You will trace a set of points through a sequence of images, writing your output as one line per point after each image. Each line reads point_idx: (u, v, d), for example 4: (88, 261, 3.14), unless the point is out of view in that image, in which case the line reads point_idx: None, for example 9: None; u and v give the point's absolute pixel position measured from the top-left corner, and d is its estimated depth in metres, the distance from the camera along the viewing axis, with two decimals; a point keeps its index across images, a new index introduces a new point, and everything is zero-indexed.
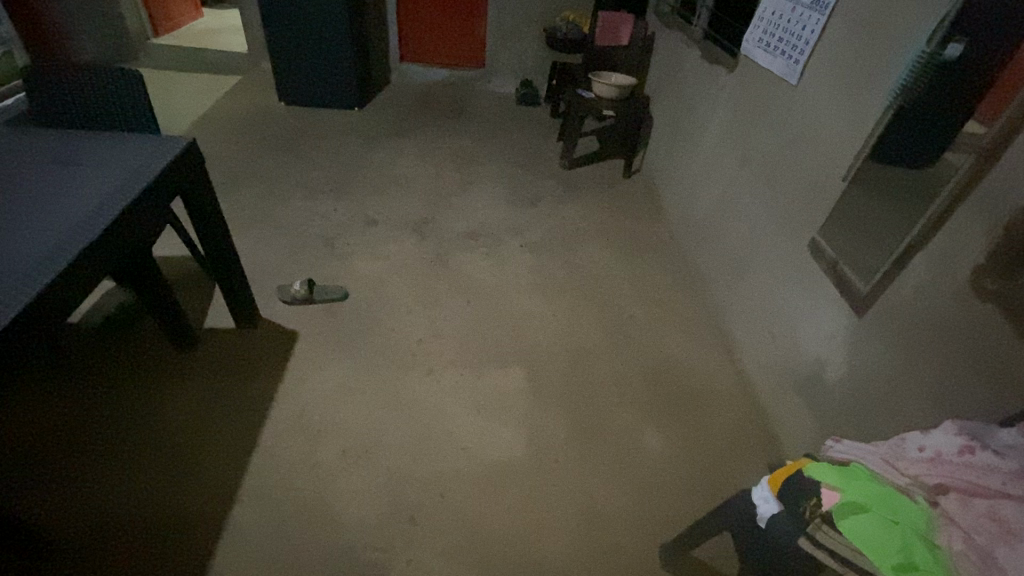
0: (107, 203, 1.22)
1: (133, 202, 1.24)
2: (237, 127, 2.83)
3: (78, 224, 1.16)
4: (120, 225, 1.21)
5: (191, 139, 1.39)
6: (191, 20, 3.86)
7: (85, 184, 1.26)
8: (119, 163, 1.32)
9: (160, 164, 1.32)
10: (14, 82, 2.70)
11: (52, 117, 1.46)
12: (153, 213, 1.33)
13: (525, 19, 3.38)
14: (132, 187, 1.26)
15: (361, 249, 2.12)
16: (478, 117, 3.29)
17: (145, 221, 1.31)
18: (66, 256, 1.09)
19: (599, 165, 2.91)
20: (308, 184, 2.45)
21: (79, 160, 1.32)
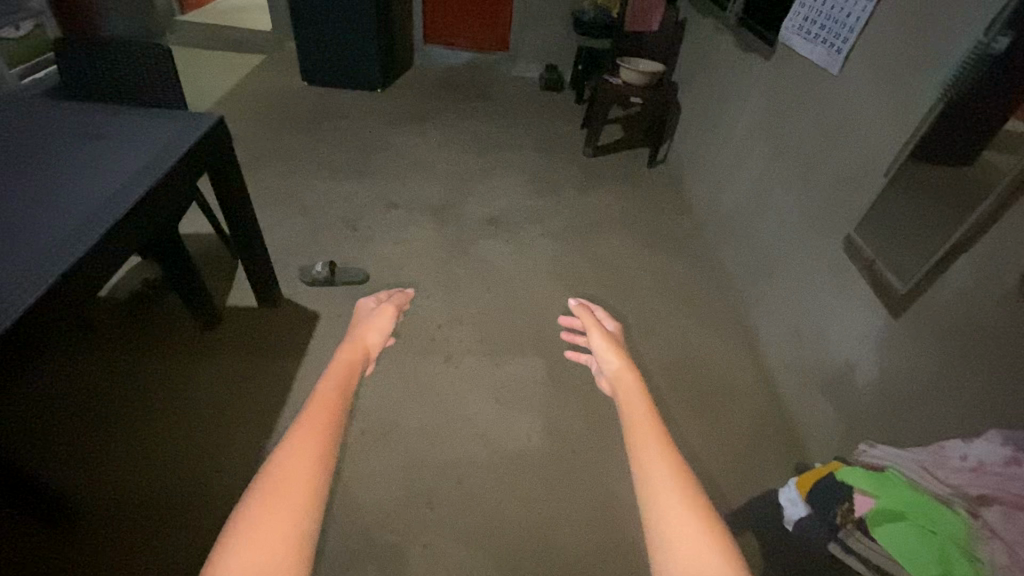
0: (135, 180, 1.22)
1: (159, 177, 1.23)
2: (260, 106, 2.83)
3: (106, 202, 1.16)
4: (147, 201, 1.21)
5: (219, 118, 1.37)
6: None
7: (114, 161, 1.26)
8: (148, 141, 1.31)
9: (186, 143, 1.31)
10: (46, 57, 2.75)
11: (83, 92, 1.47)
12: (178, 189, 1.33)
13: (552, 2, 3.31)
14: (159, 166, 1.25)
15: (382, 232, 2.11)
16: (501, 102, 3.24)
17: (171, 198, 1.31)
18: (95, 231, 1.10)
19: (623, 154, 2.86)
20: (329, 166, 2.45)
21: (108, 136, 1.32)
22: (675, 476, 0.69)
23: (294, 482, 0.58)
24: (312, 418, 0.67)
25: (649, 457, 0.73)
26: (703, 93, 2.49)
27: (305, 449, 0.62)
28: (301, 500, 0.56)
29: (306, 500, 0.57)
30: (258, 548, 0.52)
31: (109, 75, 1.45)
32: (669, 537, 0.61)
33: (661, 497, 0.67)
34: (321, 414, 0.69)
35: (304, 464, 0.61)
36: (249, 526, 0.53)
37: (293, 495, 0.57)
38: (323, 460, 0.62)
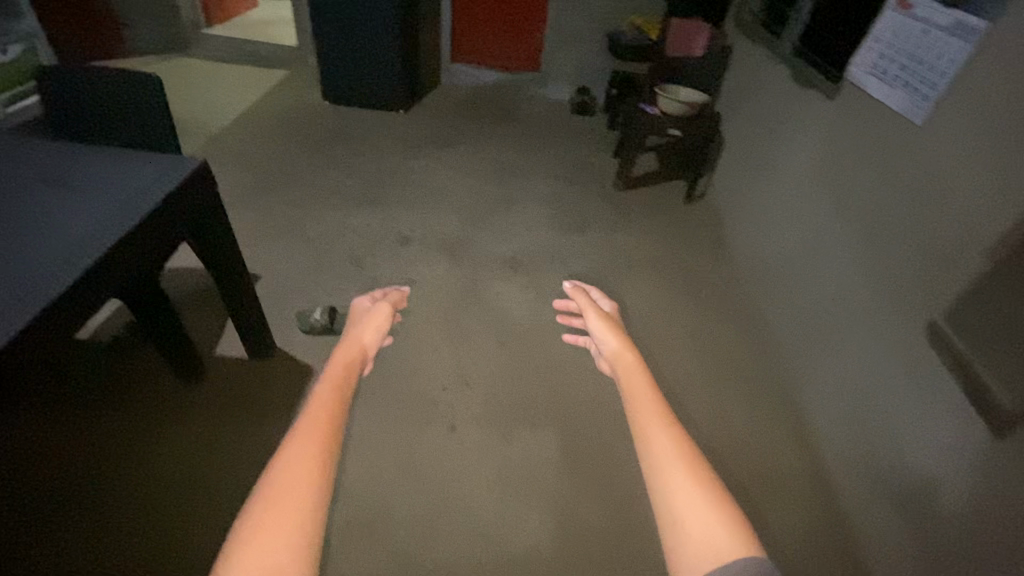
0: (101, 231, 1.06)
1: (134, 225, 1.08)
2: (278, 125, 2.73)
3: (63, 259, 1.00)
4: (119, 252, 1.06)
5: (204, 160, 1.23)
6: (247, 9, 3.74)
7: (79, 210, 1.10)
8: (121, 187, 1.16)
9: (164, 189, 1.16)
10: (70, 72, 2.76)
11: (73, 128, 1.35)
12: (159, 237, 1.17)
13: (586, 22, 3.14)
14: (130, 216, 1.10)
15: (391, 271, 1.94)
16: (527, 125, 3.07)
17: (149, 247, 1.15)
18: (53, 288, 0.95)
19: (657, 188, 2.64)
20: (342, 193, 2.31)
21: (76, 181, 1.17)
22: (686, 464, 0.76)
23: (297, 486, 0.74)
24: (305, 432, 0.83)
25: (658, 446, 0.78)
26: (750, 127, 2.27)
27: (302, 457, 0.78)
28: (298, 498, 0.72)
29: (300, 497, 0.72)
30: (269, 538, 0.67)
31: (97, 105, 1.32)
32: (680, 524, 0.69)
33: (674, 486, 0.73)
34: (314, 428, 0.84)
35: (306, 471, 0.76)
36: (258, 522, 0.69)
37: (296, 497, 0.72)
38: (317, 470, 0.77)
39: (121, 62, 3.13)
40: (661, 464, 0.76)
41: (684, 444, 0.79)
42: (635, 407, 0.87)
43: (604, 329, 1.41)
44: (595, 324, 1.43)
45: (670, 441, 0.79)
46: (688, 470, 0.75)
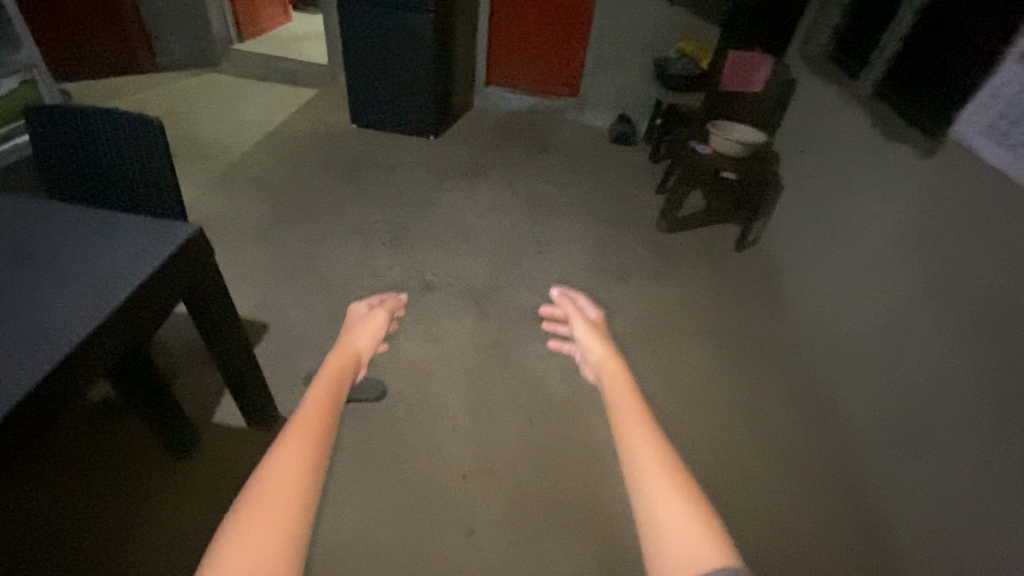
0: (68, 325, 0.88)
1: (122, 302, 0.92)
2: (302, 150, 2.60)
3: (17, 367, 0.82)
4: (103, 334, 0.90)
5: (197, 227, 1.05)
6: (279, 25, 3.65)
7: (45, 294, 0.93)
8: (97, 262, 0.99)
9: (147, 266, 0.98)
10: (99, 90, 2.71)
11: (76, 185, 1.21)
12: (153, 309, 1.01)
13: (631, 47, 2.94)
14: (105, 302, 0.92)
15: (411, 324, 1.76)
16: (564, 156, 2.88)
17: (143, 320, 0.99)
18: (21, 385, 0.79)
19: (705, 232, 2.42)
20: (364, 229, 2.15)
21: (45, 254, 0.99)
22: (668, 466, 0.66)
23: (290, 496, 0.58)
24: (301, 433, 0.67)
25: (637, 445, 0.69)
26: (817, 176, 2.04)
27: (297, 460, 0.62)
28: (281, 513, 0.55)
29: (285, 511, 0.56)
30: (250, 553, 0.52)
31: (93, 150, 1.17)
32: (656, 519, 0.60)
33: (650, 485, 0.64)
34: (309, 431, 0.67)
35: (297, 473, 0.61)
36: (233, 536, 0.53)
37: (284, 504, 0.57)
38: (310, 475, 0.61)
39: (148, 78, 3.04)
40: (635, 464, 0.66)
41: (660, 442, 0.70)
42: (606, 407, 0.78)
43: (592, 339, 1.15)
44: (582, 332, 1.22)
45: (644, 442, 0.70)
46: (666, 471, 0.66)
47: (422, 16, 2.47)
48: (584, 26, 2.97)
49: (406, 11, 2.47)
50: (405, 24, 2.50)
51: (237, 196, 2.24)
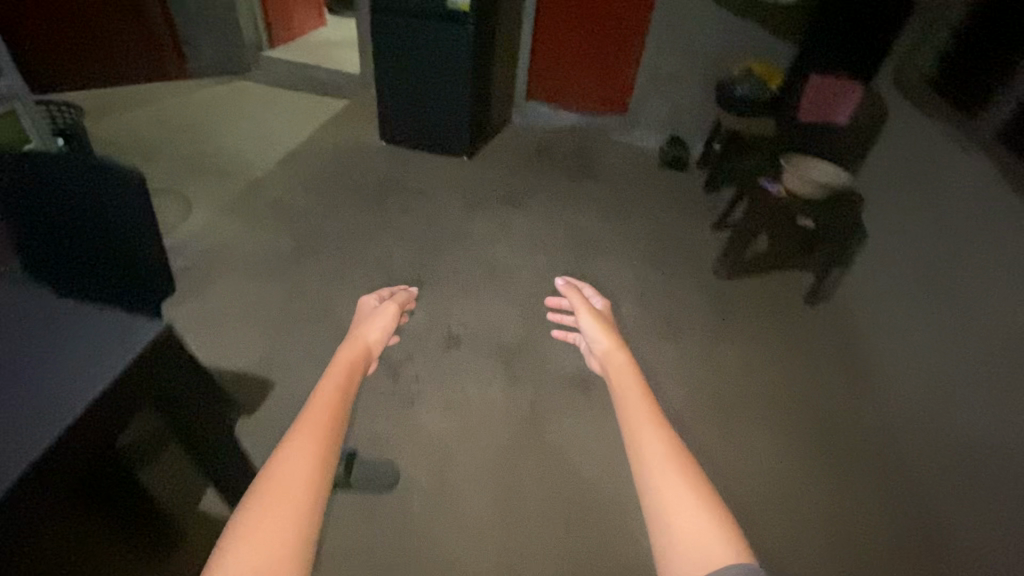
0: None
1: (84, 411, 0.72)
2: (327, 169, 2.41)
3: None
4: (55, 457, 0.70)
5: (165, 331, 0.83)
6: (314, 29, 3.49)
7: None
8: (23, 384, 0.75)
9: (91, 390, 0.74)
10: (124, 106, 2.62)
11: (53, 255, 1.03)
12: (128, 403, 0.81)
13: (690, 65, 2.67)
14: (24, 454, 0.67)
15: (433, 387, 1.55)
16: (609, 183, 2.63)
17: (119, 420, 0.80)
18: None
19: (767, 282, 2.15)
20: (387, 265, 1.95)
21: None
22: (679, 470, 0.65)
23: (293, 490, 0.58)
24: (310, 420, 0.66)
25: (651, 446, 0.69)
26: (908, 239, 1.74)
27: (307, 452, 0.62)
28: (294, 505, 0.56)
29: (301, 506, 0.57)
30: (267, 544, 0.53)
31: (50, 206, 0.98)
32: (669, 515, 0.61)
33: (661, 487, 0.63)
34: (318, 420, 0.67)
35: (302, 474, 0.60)
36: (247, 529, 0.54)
37: (289, 504, 0.57)
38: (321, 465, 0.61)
39: (174, 85, 2.90)
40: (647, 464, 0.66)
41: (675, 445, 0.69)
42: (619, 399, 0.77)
43: (599, 327, 0.94)
44: (588, 321, 0.97)
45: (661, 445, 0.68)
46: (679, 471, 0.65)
47: (463, 29, 2.25)
48: (638, 40, 2.69)
49: (445, 25, 2.26)
50: (444, 36, 2.28)
51: (255, 222, 2.07)
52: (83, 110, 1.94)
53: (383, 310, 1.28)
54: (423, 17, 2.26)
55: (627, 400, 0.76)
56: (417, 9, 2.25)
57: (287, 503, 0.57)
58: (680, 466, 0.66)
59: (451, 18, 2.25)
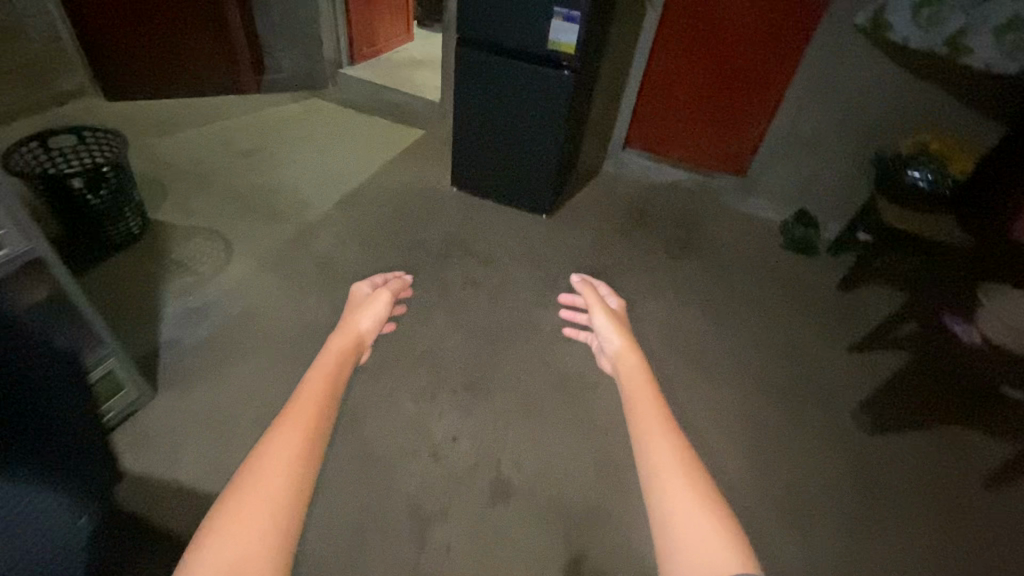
0: None
1: None
2: (385, 219, 2.10)
3: None
4: None
5: None
6: (399, 45, 3.24)
7: None
8: None
9: None
10: (187, 126, 2.44)
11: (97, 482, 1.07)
12: None
13: (839, 130, 2.13)
14: None
15: (468, 564, 1.19)
16: (713, 267, 2.16)
17: None
18: None
19: (930, 444, 1.62)
20: (434, 360, 1.60)
21: None
22: (685, 467, 0.70)
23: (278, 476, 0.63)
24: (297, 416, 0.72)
25: (659, 451, 0.72)
26: None
27: (292, 447, 0.67)
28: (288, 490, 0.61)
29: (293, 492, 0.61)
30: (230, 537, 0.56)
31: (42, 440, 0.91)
32: (677, 524, 0.63)
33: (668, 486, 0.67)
34: (306, 417, 0.72)
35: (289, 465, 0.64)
36: (242, 506, 0.59)
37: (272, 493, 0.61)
38: (305, 459, 0.66)
39: (247, 101, 2.71)
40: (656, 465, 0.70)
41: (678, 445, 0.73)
42: (638, 409, 0.81)
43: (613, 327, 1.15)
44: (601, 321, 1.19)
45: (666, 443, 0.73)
46: (686, 473, 0.69)
47: (561, 75, 1.86)
48: (773, 93, 2.17)
49: (540, 67, 1.87)
50: (537, 81, 1.90)
51: (295, 283, 1.79)
52: (116, 140, 1.73)
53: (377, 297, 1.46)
54: (514, 57, 1.89)
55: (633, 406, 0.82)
56: (509, 48, 1.88)
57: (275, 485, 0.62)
58: (687, 461, 0.70)
59: (548, 61, 1.87)
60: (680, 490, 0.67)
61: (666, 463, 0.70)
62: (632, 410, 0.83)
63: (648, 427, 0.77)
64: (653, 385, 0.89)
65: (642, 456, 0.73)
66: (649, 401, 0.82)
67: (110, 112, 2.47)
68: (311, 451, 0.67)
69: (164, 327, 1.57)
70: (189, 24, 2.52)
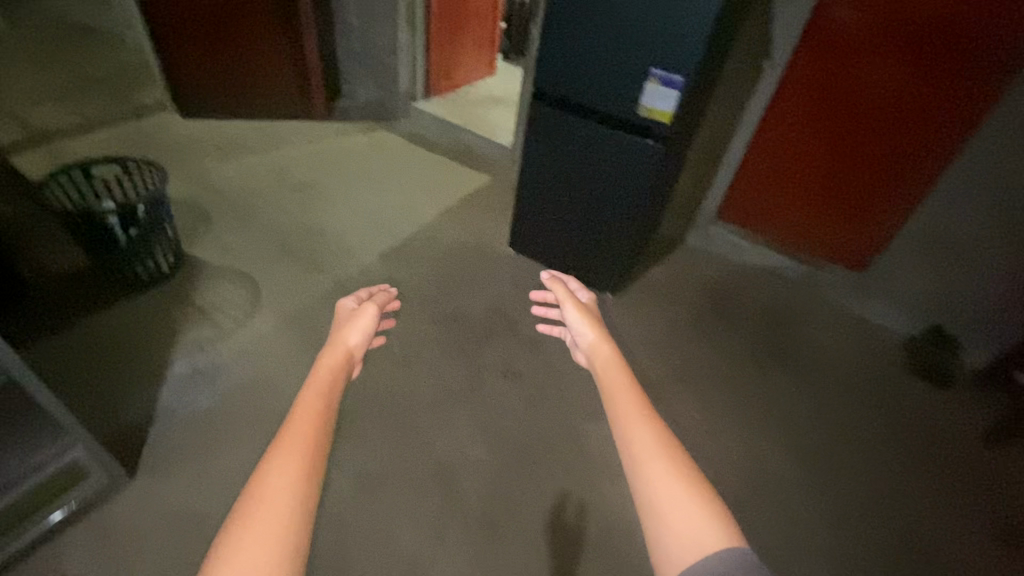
0: None
1: None
2: (428, 279, 1.88)
3: None
4: None
5: None
6: (479, 79, 3.07)
7: None
8: None
9: None
10: (251, 152, 2.36)
11: None
12: None
13: (999, 244, 1.69)
14: None
15: None
16: (806, 388, 1.78)
17: None
18: None
19: None
20: (451, 477, 1.35)
21: None
22: (667, 452, 0.71)
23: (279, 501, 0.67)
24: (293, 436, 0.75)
25: (639, 437, 0.74)
26: None
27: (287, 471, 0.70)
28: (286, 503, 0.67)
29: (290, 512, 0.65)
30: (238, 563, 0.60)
31: None
32: (660, 511, 0.66)
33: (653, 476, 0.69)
34: (301, 441, 0.75)
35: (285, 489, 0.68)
36: (243, 530, 0.63)
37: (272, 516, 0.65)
38: (299, 483, 0.69)
39: (316, 128, 2.62)
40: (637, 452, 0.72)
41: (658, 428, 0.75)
42: (615, 404, 0.82)
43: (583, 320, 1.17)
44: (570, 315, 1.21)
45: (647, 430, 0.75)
46: (668, 458, 0.71)
47: (647, 145, 1.56)
48: (920, 185, 1.74)
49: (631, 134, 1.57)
50: (618, 148, 1.61)
51: (325, 328, 1.74)
52: (147, 168, 1.64)
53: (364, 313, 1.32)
54: (594, 119, 1.61)
55: (607, 398, 0.84)
56: (596, 107, 1.59)
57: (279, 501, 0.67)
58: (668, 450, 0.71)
59: (634, 127, 1.58)
60: (664, 477, 0.69)
61: (644, 451, 0.72)
62: (609, 400, 0.84)
63: (630, 412, 0.79)
64: (629, 375, 0.90)
65: (623, 447, 0.74)
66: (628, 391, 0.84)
67: (181, 130, 2.45)
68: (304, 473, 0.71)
69: (167, 389, 1.42)
70: (268, 45, 2.45)
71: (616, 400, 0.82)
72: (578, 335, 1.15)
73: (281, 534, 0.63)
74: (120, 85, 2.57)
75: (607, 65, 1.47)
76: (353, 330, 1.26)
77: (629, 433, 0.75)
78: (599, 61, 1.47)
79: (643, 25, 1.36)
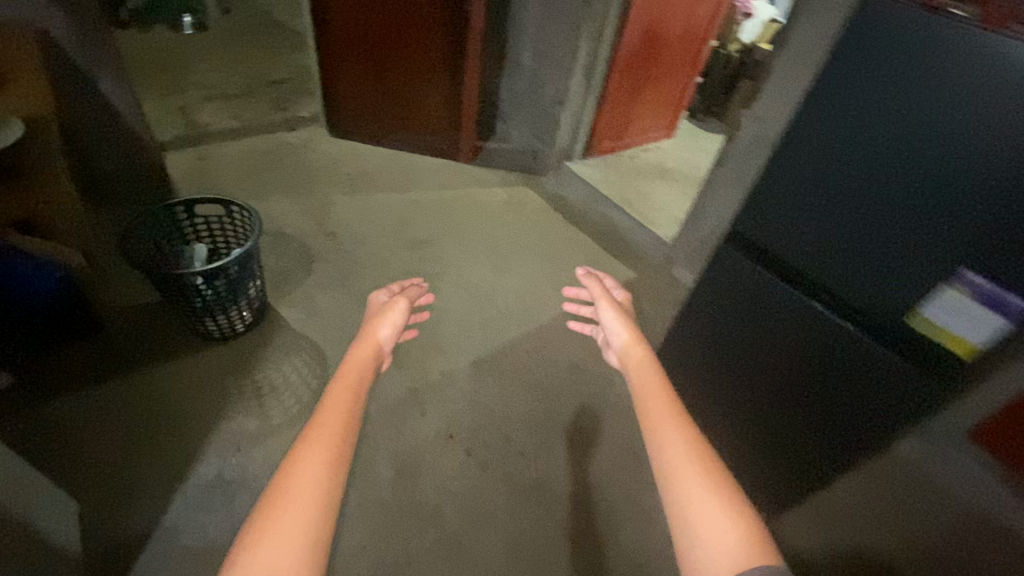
0: None
1: None
2: (522, 412, 1.47)
3: None
4: None
5: None
6: (652, 140, 2.57)
7: None
8: None
9: None
10: (380, 189, 2.15)
11: None
12: None
13: None
14: None
15: None
16: None
17: None
18: None
19: None
20: None
21: None
22: (702, 467, 0.69)
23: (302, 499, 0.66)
24: (322, 432, 0.74)
25: (673, 449, 0.71)
26: None
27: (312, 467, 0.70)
28: (312, 500, 0.66)
29: (308, 516, 0.64)
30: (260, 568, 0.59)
31: None
32: (696, 520, 0.63)
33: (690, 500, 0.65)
34: (327, 437, 0.74)
35: (309, 487, 0.67)
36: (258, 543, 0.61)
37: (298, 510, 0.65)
38: (319, 477, 0.68)
39: (453, 171, 2.34)
40: (676, 462, 0.69)
41: (700, 447, 0.72)
42: (647, 407, 0.79)
43: (619, 318, 1.07)
44: (609, 316, 1.09)
45: (691, 448, 0.71)
46: (710, 477, 0.68)
47: (890, 361, 0.90)
48: None
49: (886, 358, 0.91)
50: (829, 346, 0.98)
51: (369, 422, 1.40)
52: (239, 210, 1.44)
53: (394, 305, 1.14)
54: (800, 295, 0.99)
55: (641, 402, 0.81)
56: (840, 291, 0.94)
57: (301, 498, 0.66)
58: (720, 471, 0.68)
59: (862, 320, 0.94)
60: (706, 503, 0.65)
61: (679, 463, 0.69)
62: (641, 401, 0.82)
63: (660, 419, 0.76)
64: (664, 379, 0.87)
65: (656, 454, 0.72)
66: (663, 393, 0.81)
67: (322, 149, 2.32)
68: (325, 477, 0.69)
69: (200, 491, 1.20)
70: (427, 76, 2.22)
71: (649, 410, 0.78)
72: (609, 334, 1.08)
73: (300, 538, 0.62)
74: (284, 92, 2.53)
75: (859, 216, 0.86)
76: (385, 324, 1.10)
77: (660, 443, 0.73)
78: (848, 206, 0.87)
79: (959, 169, 0.73)
